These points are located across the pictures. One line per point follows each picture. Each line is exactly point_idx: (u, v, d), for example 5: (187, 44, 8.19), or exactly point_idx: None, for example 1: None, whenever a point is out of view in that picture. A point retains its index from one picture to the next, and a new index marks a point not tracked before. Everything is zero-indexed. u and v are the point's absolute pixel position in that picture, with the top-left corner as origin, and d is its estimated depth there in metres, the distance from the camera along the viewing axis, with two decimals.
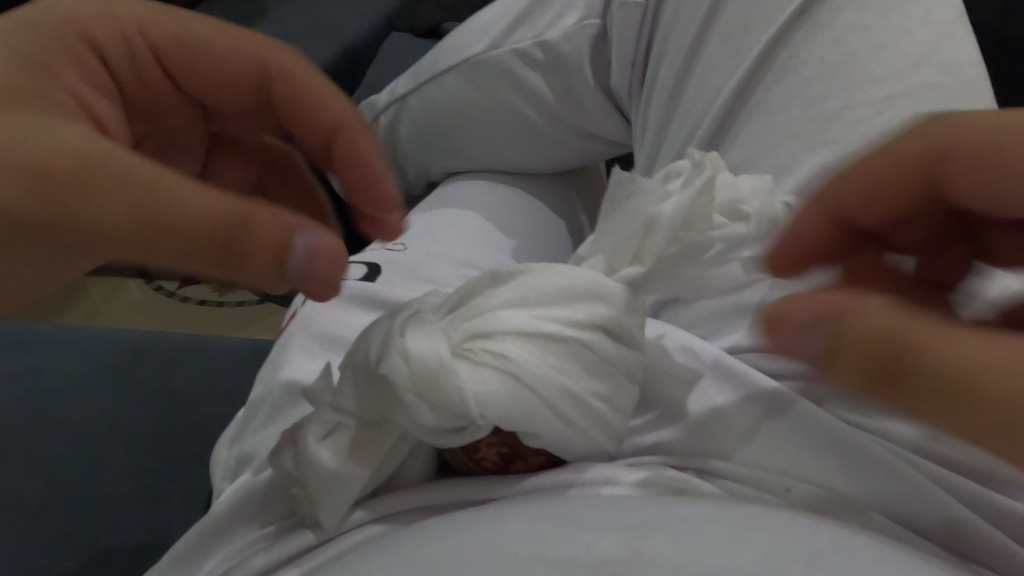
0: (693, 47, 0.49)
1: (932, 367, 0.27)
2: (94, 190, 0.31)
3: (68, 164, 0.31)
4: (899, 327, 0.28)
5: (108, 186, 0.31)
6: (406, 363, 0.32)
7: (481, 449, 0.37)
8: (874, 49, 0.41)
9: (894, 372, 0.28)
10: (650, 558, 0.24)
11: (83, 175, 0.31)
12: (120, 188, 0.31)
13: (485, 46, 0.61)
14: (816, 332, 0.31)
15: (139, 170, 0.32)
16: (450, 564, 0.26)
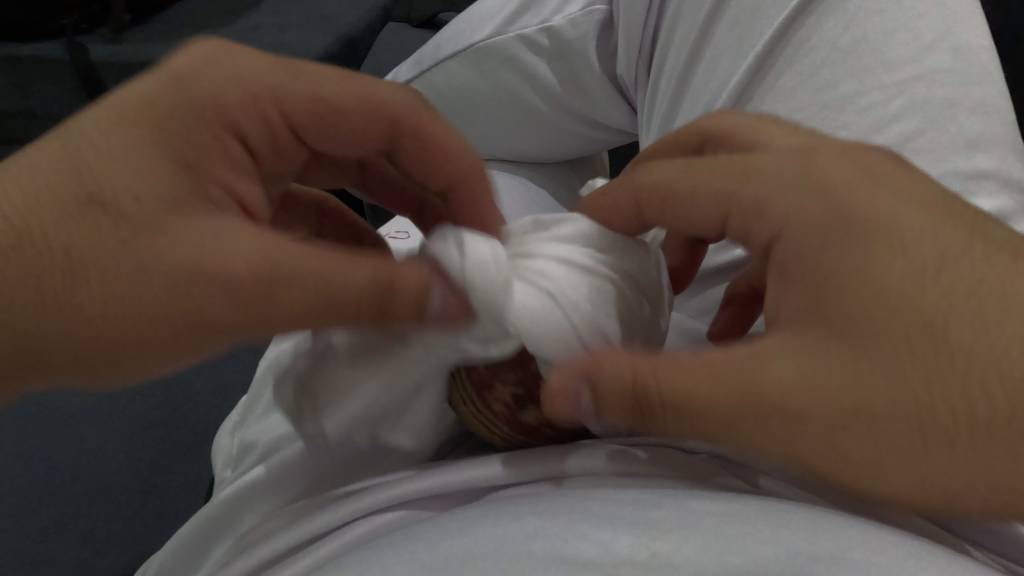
0: (701, 32, 0.48)
1: (676, 398, 0.29)
2: (216, 90, 0.34)
3: (192, 74, 0.34)
4: (695, 383, 0.29)
5: (209, 136, 0.33)
6: (456, 258, 0.29)
7: (496, 387, 0.34)
8: (886, 33, 0.40)
9: (676, 412, 0.29)
10: (668, 559, 0.24)
11: (184, 126, 0.33)
12: (231, 73, 0.35)
13: (490, 32, 0.60)
14: (576, 391, 0.30)
15: (234, 265, 0.30)
16: (463, 561, 0.26)
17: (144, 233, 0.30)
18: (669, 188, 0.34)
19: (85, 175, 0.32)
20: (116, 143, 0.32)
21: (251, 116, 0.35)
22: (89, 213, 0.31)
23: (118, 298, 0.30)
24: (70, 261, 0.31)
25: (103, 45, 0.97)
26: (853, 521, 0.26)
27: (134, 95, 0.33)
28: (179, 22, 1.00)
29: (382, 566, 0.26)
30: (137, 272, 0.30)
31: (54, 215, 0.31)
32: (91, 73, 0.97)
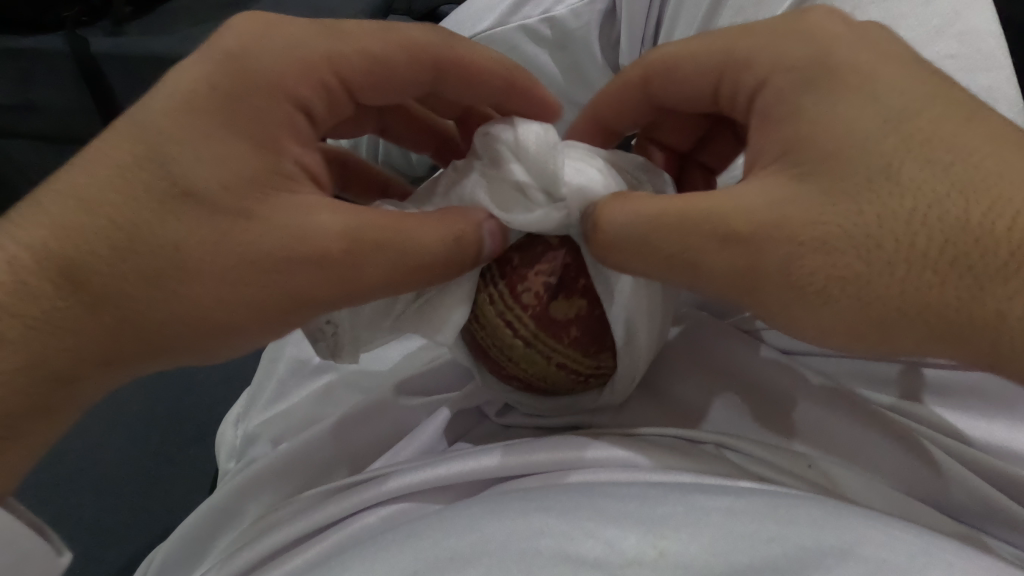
0: (705, 20, 0.47)
1: (646, 225, 0.31)
2: (271, 65, 0.34)
3: (247, 46, 0.34)
4: (665, 215, 0.31)
5: (275, 111, 0.34)
6: (528, 134, 0.34)
7: (529, 279, 0.34)
8: (892, 20, 0.40)
9: (651, 249, 0.31)
10: (676, 559, 0.24)
11: (253, 100, 0.34)
12: (281, 42, 0.35)
13: (490, 23, 0.57)
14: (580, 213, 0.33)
15: (326, 240, 0.32)
16: (470, 560, 0.26)
17: (242, 219, 0.32)
18: (672, 62, 0.37)
19: (172, 169, 0.32)
20: (193, 132, 0.32)
21: (313, 83, 0.35)
22: (184, 207, 0.32)
23: (227, 286, 0.32)
24: (175, 257, 0.32)
25: (104, 38, 0.96)
26: (864, 516, 0.26)
27: (192, 81, 0.33)
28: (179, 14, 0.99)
29: (388, 566, 0.26)
30: (239, 262, 0.32)
31: (148, 214, 0.32)
32: (92, 65, 0.96)
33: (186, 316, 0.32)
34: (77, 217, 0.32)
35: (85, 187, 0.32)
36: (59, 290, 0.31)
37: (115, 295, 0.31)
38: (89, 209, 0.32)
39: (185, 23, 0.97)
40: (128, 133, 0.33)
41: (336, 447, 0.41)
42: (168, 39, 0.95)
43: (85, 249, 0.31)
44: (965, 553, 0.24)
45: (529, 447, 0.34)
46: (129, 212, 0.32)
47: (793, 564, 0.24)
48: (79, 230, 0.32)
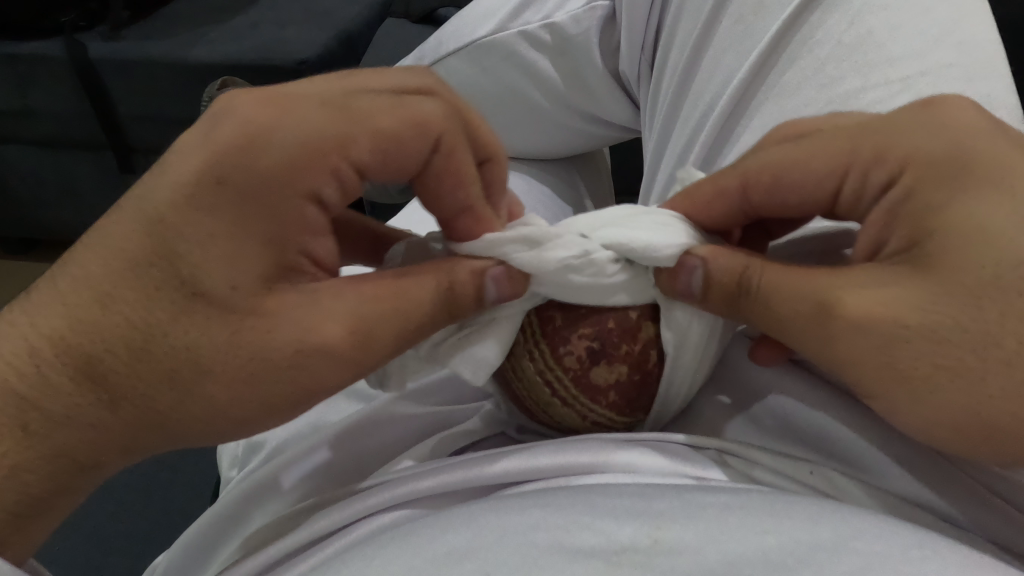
0: (705, 28, 0.48)
1: (774, 287, 0.32)
2: (283, 157, 0.31)
3: (256, 142, 0.31)
4: (793, 279, 0.32)
5: (286, 207, 0.32)
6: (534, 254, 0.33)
7: (571, 341, 0.33)
8: (891, 29, 0.40)
9: (783, 309, 0.32)
10: (670, 546, 0.24)
11: (266, 199, 0.31)
12: (288, 135, 0.31)
13: (490, 28, 0.60)
14: (691, 269, 0.32)
15: (326, 331, 0.32)
16: (466, 551, 0.26)
17: (254, 316, 0.31)
18: (783, 168, 0.34)
19: (183, 269, 0.31)
20: (202, 228, 0.31)
21: (324, 172, 0.32)
22: (195, 309, 0.31)
23: (244, 386, 0.32)
24: (189, 358, 0.31)
25: (102, 43, 0.97)
26: (857, 513, 0.26)
27: (192, 169, 0.31)
28: (178, 21, 0.99)
29: (387, 558, 0.26)
30: (255, 357, 0.31)
31: (160, 314, 0.31)
32: (90, 70, 0.96)
33: (201, 411, 0.31)
34: (93, 312, 0.30)
35: (97, 276, 0.31)
36: (79, 389, 0.30)
37: (135, 395, 0.31)
38: (107, 304, 0.30)
39: (182, 28, 0.98)
40: (136, 218, 0.31)
41: (341, 453, 0.41)
42: (167, 44, 0.95)
43: (99, 347, 0.30)
44: (959, 549, 0.24)
45: (536, 453, 0.34)
46: (142, 308, 0.30)
47: (788, 558, 0.23)
48: (91, 327, 0.30)
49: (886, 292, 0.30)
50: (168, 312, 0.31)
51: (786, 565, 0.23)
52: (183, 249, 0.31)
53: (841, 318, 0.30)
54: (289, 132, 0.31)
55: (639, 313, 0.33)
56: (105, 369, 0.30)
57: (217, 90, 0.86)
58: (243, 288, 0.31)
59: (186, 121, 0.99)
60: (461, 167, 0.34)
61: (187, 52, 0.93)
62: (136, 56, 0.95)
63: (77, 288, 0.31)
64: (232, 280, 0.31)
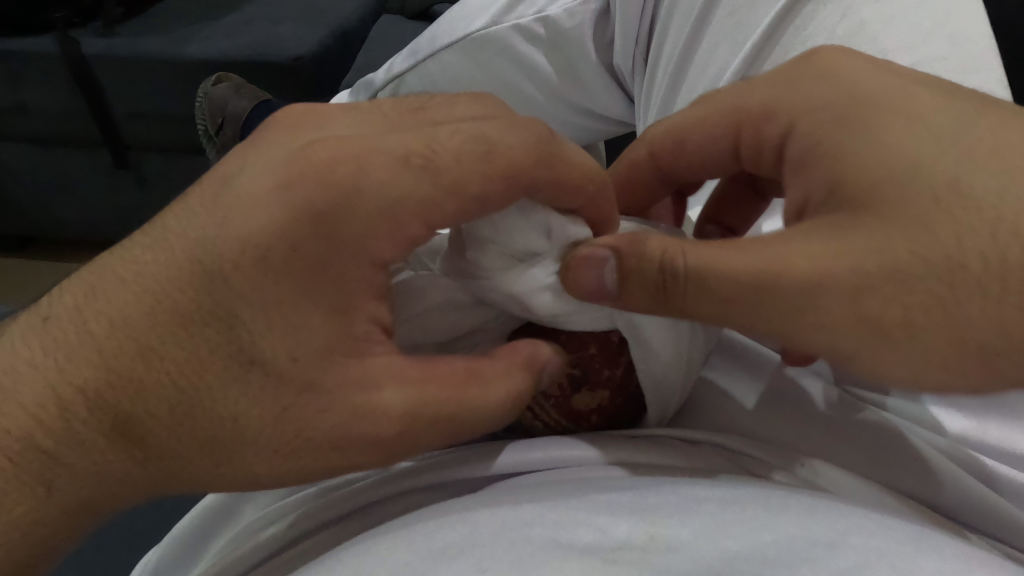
0: (698, 21, 0.48)
1: (700, 266, 0.30)
2: (361, 226, 0.30)
3: (334, 204, 0.29)
4: (723, 257, 0.30)
5: (351, 274, 0.30)
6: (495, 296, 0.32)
7: (552, 367, 0.34)
8: (884, 21, 0.40)
9: (709, 291, 0.30)
10: (666, 543, 0.24)
11: (319, 266, 0.30)
12: (370, 194, 0.29)
13: (485, 21, 0.60)
14: (602, 261, 0.31)
15: (360, 400, 0.30)
16: (461, 547, 0.26)
17: (307, 395, 0.30)
18: (683, 132, 0.37)
19: (241, 335, 0.30)
20: (267, 298, 0.29)
21: (397, 244, 0.30)
22: (248, 379, 0.30)
23: (279, 459, 0.30)
24: (233, 428, 0.30)
25: (96, 39, 0.96)
26: (853, 507, 0.26)
27: (255, 224, 0.29)
28: (171, 17, 0.99)
29: (382, 554, 0.26)
30: (302, 437, 0.30)
31: (212, 380, 0.30)
32: (82, 67, 0.96)
33: (229, 477, 0.30)
34: (136, 369, 0.29)
35: (141, 329, 0.29)
36: (115, 445, 0.30)
37: (170, 454, 0.30)
38: (150, 362, 0.29)
39: (176, 24, 0.97)
40: (182, 263, 0.30)
41: None
42: (160, 40, 0.94)
43: (143, 409, 0.29)
44: (956, 544, 0.24)
45: (523, 449, 0.34)
46: (189, 371, 0.29)
47: (784, 552, 0.23)
48: (136, 389, 0.29)
49: (834, 244, 0.28)
50: (216, 378, 0.30)
51: (782, 561, 0.23)
52: (241, 312, 0.29)
53: (787, 288, 0.29)
54: (337, 193, 0.29)
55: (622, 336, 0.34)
56: (146, 430, 0.29)
57: (211, 86, 0.86)
58: (295, 370, 0.30)
59: (180, 118, 0.99)
60: (574, 196, 0.32)
61: (180, 48, 0.93)
62: (129, 52, 0.94)
63: (122, 340, 0.29)
64: (292, 358, 0.30)
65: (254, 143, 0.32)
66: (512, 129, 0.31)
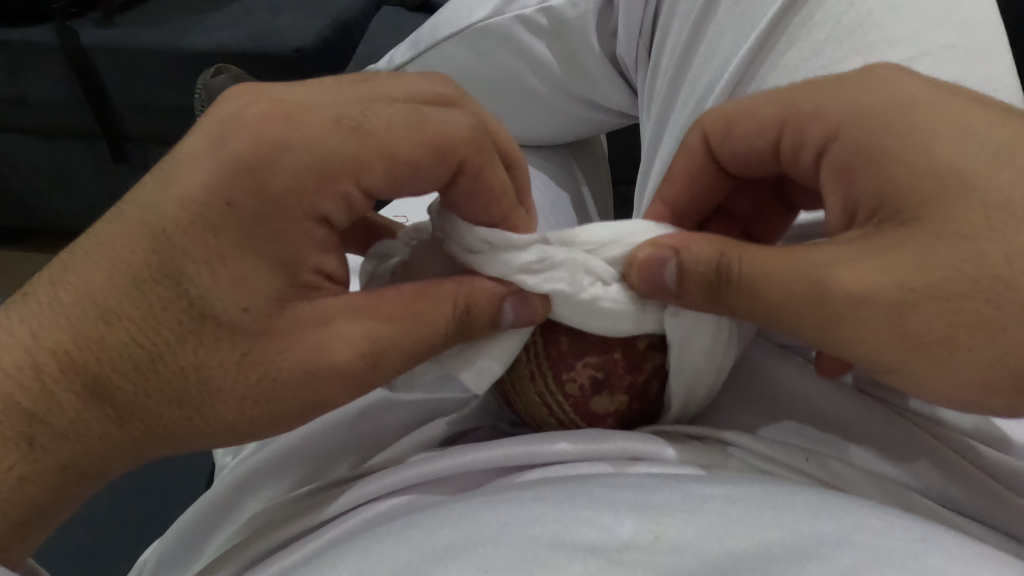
0: (703, 11, 0.47)
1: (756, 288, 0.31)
2: (289, 181, 0.30)
3: (266, 163, 0.30)
4: (772, 266, 0.31)
5: (293, 229, 0.31)
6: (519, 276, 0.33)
7: (575, 367, 0.33)
8: (892, 9, 0.40)
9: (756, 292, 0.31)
10: (672, 543, 0.24)
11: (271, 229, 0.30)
12: (303, 150, 0.30)
13: (486, 12, 0.59)
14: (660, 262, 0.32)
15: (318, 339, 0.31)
16: (463, 545, 0.25)
17: (268, 340, 0.31)
18: (731, 120, 0.36)
19: (189, 289, 0.30)
20: (211, 250, 0.30)
21: (335, 196, 0.31)
22: (204, 332, 0.30)
23: (251, 405, 0.31)
24: (197, 377, 0.30)
25: (94, 30, 0.95)
26: (859, 504, 0.26)
27: (200, 184, 0.30)
28: (169, 7, 0.98)
29: (385, 553, 0.26)
30: (263, 378, 0.31)
31: (171, 334, 0.30)
32: (80, 58, 0.95)
33: (192, 428, 0.31)
34: (98, 328, 0.30)
35: (99, 292, 0.30)
36: (84, 407, 0.30)
37: (139, 410, 0.30)
38: (111, 321, 0.30)
39: (176, 15, 0.96)
40: (137, 225, 0.30)
41: (334, 444, 0.40)
42: (158, 31, 0.94)
43: (107, 365, 0.30)
44: (963, 540, 0.24)
45: (530, 442, 0.33)
46: (148, 328, 0.30)
47: (792, 553, 0.23)
48: (96, 343, 0.29)
49: (879, 258, 0.29)
50: (176, 330, 0.30)
51: (788, 558, 0.23)
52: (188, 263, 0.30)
53: (833, 299, 0.30)
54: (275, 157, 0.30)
55: (648, 343, 0.33)
56: (101, 390, 0.30)
57: (211, 77, 0.85)
58: (255, 315, 0.30)
59: (179, 110, 0.98)
60: (493, 183, 0.32)
61: (178, 39, 0.92)
62: (127, 44, 0.94)
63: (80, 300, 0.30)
64: (242, 301, 0.30)
65: (207, 114, 0.32)
66: (444, 109, 0.32)
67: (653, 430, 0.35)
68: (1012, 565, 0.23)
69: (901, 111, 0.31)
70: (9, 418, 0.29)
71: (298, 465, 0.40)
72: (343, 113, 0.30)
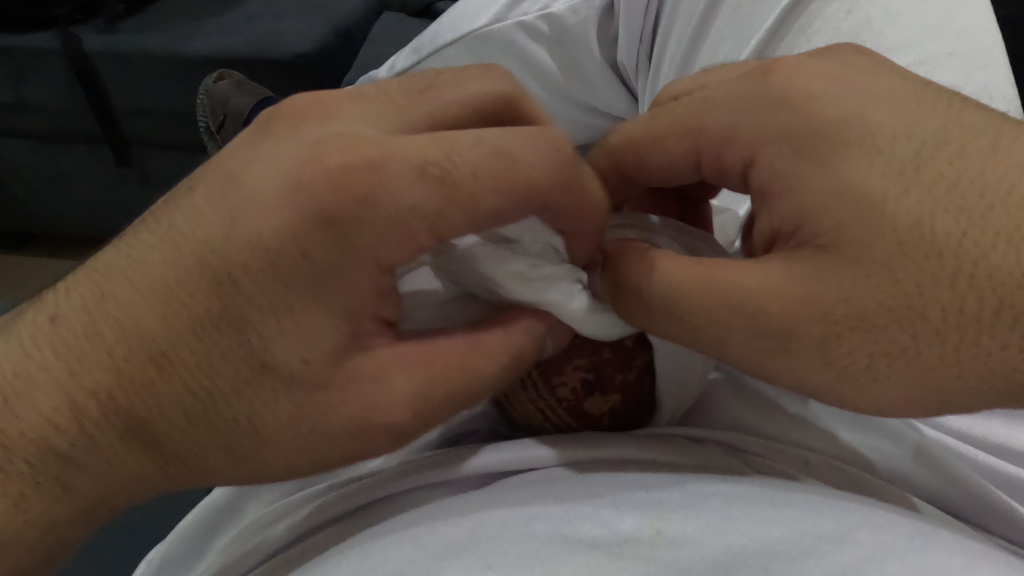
0: (704, 18, 0.48)
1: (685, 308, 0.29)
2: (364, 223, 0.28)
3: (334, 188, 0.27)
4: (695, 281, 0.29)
5: (360, 274, 0.28)
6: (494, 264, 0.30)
7: (565, 370, 0.33)
8: (890, 18, 0.40)
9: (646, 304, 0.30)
10: (672, 538, 0.24)
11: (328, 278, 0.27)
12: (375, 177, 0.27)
13: (488, 19, 0.59)
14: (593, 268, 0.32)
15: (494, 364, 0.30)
16: (466, 540, 0.26)
17: (322, 392, 0.28)
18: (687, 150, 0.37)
19: (252, 338, 0.28)
20: (278, 301, 0.27)
21: (411, 244, 0.28)
22: (261, 381, 0.28)
23: (296, 457, 0.29)
24: (248, 426, 0.29)
25: (97, 36, 0.96)
26: (859, 502, 0.26)
27: (267, 214, 0.27)
28: (172, 13, 0.99)
29: (389, 549, 0.26)
30: (313, 430, 0.29)
31: (224, 382, 0.28)
32: (83, 63, 0.96)
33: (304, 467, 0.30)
34: (147, 371, 0.27)
35: (150, 330, 0.27)
36: (128, 448, 0.28)
37: (184, 453, 0.29)
38: (162, 364, 0.27)
39: (178, 21, 0.97)
40: (188, 258, 0.28)
41: None
42: (161, 37, 0.94)
43: (157, 410, 0.28)
44: (960, 539, 0.24)
45: (533, 443, 0.34)
46: (202, 374, 0.28)
47: (791, 549, 0.23)
48: (144, 387, 0.27)
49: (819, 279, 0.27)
50: (227, 382, 0.28)
51: (788, 555, 0.23)
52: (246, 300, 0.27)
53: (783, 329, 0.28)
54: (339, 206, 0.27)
55: (636, 339, 0.33)
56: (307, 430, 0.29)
57: (213, 82, 0.86)
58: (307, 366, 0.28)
59: (181, 115, 0.99)
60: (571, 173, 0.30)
61: (180, 44, 0.93)
62: (129, 49, 0.94)
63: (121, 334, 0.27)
64: (299, 347, 0.28)
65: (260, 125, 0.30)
66: (524, 138, 0.27)
67: (651, 431, 0.35)
68: (1010, 563, 0.23)
69: (829, 134, 0.27)
70: (45, 461, 0.28)
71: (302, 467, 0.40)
72: (426, 160, 0.26)
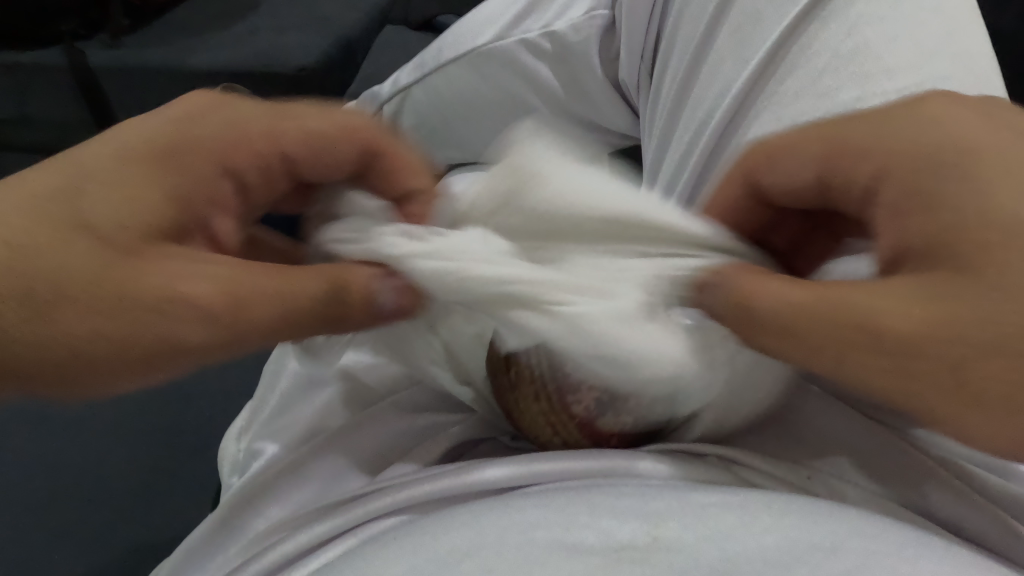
0: (703, 38, 0.49)
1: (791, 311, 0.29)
2: (212, 141, 0.36)
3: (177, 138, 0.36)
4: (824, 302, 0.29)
5: (200, 166, 0.36)
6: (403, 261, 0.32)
7: (579, 394, 0.33)
8: (888, 40, 0.41)
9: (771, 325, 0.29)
10: (669, 543, 0.25)
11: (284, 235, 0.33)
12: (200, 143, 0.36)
13: (491, 36, 0.60)
14: (708, 286, 0.30)
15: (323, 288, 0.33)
16: (466, 547, 0.26)
17: (130, 258, 0.32)
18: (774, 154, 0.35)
19: (89, 205, 0.32)
20: (111, 176, 0.34)
21: (251, 158, 0.37)
22: (79, 240, 0.31)
23: (82, 322, 0.31)
24: (55, 284, 0.31)
25: (105, 50, 0.98)
26: (853, 513, 0.27)
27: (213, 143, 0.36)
28: (179, 28, 1.00)
29: (390, 555, 0.27)
30: (122, 295, 0.31)
31: (40, 238, 0.31)
32: (90, 77, 0.97)
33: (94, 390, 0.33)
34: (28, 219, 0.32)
35: (65, 207, 0.32)
36: None
37: None
38: (72, 222, 0.32)
39: (182, 35, 0.98)
40: (143, 144, 0.35)
41: (342, 460, 0.41)
42: (167, 51, 0.96)
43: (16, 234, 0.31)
44: (954, 548, 0.25)
45: (538, 464, 0.34)
46: (10, 234, 0.31)
47: (785, 556, 0.24)
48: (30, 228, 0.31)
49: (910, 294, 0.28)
50: (42, 240, 0.31)
51: (783, 562, 0.23)
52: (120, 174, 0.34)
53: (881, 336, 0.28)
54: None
55: None
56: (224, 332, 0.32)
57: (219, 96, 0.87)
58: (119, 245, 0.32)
59: None
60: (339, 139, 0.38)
61: (186, 59, 0.94)
62: (136, 64, 0.96)
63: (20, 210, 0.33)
64: (164, 209, 0.34)
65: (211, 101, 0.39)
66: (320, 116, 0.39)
67: (653, 449, 0.35)
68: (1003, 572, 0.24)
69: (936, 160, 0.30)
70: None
71: (306, 481, 0.41)
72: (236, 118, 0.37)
